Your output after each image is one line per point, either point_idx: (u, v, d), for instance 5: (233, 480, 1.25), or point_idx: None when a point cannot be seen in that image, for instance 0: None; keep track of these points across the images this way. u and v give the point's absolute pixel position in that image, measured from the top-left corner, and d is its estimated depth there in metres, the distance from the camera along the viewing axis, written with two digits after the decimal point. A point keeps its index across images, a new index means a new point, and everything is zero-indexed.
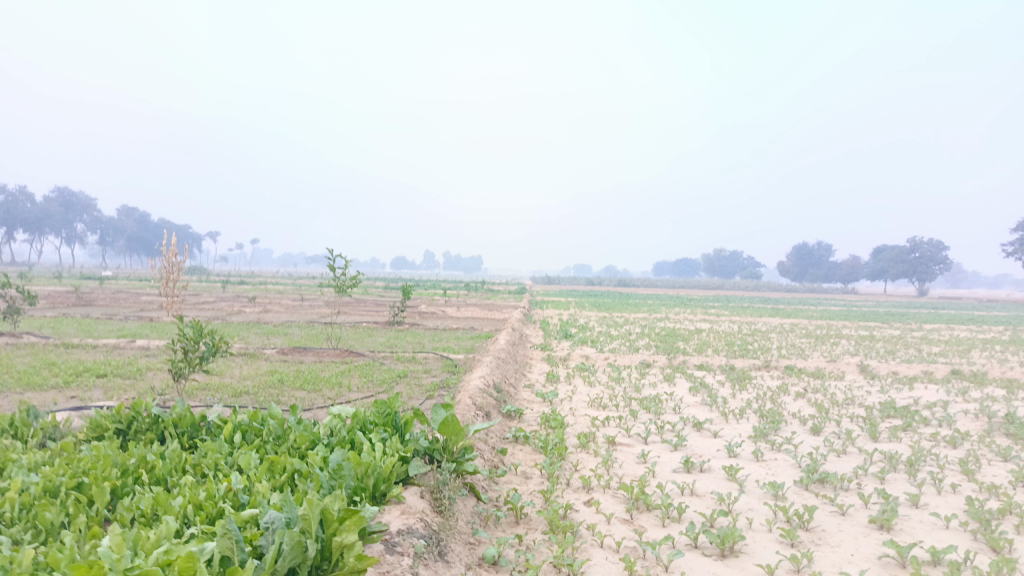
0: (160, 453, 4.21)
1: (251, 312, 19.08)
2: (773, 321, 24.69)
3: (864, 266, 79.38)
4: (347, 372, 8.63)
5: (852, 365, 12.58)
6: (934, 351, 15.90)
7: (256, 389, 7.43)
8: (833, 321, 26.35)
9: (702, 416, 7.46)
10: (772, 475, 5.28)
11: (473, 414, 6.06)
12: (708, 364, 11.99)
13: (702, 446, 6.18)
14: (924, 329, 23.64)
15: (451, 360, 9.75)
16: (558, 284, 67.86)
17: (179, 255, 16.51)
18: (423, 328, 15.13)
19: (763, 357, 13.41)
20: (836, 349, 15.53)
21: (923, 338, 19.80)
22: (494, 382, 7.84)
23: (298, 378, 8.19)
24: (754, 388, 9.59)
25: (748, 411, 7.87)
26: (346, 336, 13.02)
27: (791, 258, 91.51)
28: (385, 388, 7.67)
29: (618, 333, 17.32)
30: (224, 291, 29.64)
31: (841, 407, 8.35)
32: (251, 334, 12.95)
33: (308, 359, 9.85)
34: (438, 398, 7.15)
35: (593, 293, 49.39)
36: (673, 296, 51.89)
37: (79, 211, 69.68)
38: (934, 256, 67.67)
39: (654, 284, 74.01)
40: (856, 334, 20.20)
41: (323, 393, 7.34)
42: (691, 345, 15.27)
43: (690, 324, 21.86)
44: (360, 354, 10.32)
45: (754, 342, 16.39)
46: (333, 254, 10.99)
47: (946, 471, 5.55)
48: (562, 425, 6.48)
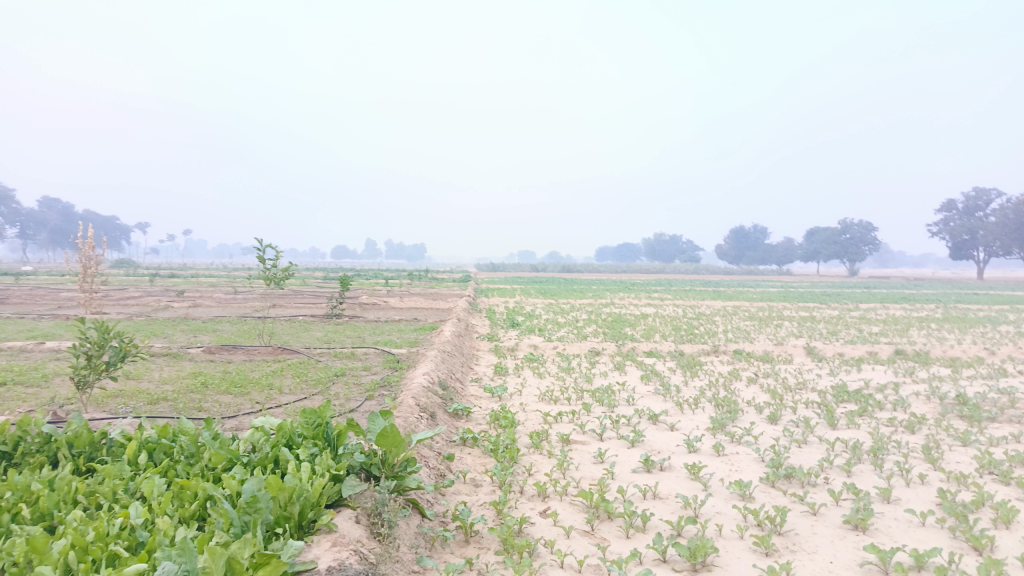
0: (48, 480, 3.60)
1: (179, 307, 18.02)
2: (716, 304, 24.85)
3: (798, 248, 81.45)
4: (279, 372, 8.00)
5: (799, 347, 12.53)
6: (874, 331, 16.09)
7: (175, 395, 6.75)
8: (773, 303, 26.72)
9: (656, 407, 7.14)
10: (737, 472, 4.98)
11: (415, 418, 5.58)
12: (657, 351, 11.74)
13: (661, 441, 5.85)
14: (861, 309, 24.15)
15: (392, 355, 9.20)
16: (501, 271, 67.38)
17: (96, 248, 15.40)
18: (364, 321, 14.48)
19: (711, 341, 13.27)
20: (781, 331, 15.53)
21: (861, 317, 20.09)
22: (440, 379, 7.37)
23: (224, 380, 7.53)
24: (706, 375, 9.35)
25: (704, 401, 7.59)
26: (280, 332, 12.28)
27: (729, 241, 93.22)
28: (320, 388, 7.09)
29: (564, 320, 17.03)
30: (151, 285, 28.13)
31: (795, 393, 8.16)
32: (176, 332, 12.09)
33: (238, 358, 9.16)
34: (377, 399, 6.61)
35: (537, 280, 48.99)
36: (617, 280, 52.02)
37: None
38: (864, 237, 69.83)
39: (597, 268, 74.32)
40: (797, 315, 20.38)
41: (252, 396, 6.73)
42: (638, 331, 15.05)
43: (636, 308, 21.71)
44: (295, 351, 9.68)
45: (701, 327, 16.28)
46: (262, 244, 10.27)
47: (911, 460, 5.35)
48: (512, 423, 6.05)
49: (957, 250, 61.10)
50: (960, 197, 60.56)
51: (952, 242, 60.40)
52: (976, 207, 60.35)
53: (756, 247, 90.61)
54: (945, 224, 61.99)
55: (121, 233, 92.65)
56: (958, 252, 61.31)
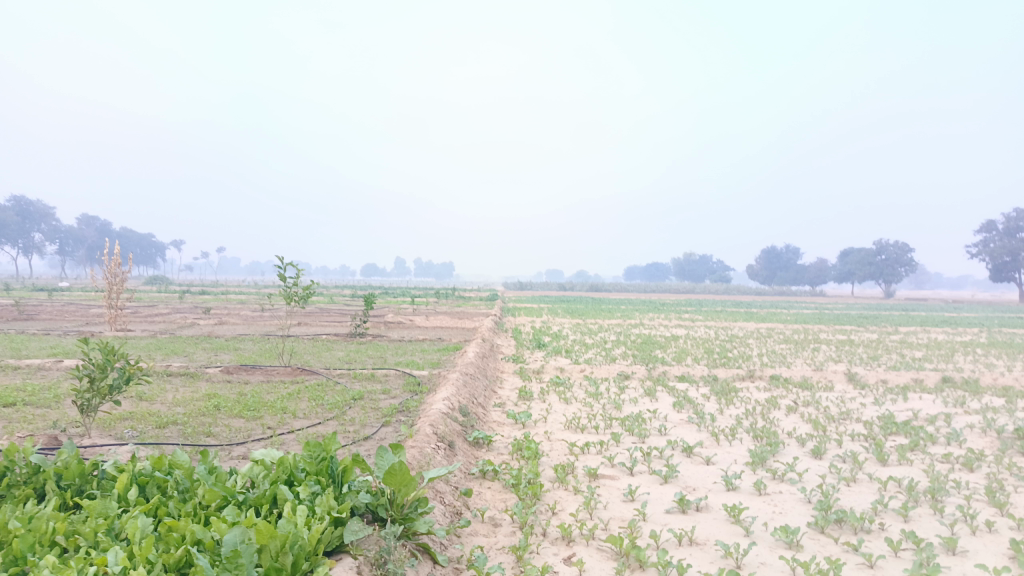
0: (29, 516, 3.31)
1: (203, 324, 17.94)
2: (749, 326, 24.20)
3: (831, 269, 79.91)
4: (295, 395, 7.71)
5: (839, 373, 11.94)
6: (916, 356, 15.38)
7: (185, 418, 6.48)
8: (807, 325, 25.96)
9: (690, 438, 6.69)
10: (781, 515, 4.54)
11: (432, 448, 5.23)
12: (689, 375, 11.25)
13: (696, 477, 5.42)
14: (900, 332, 23.30)
15: (413, 378, 8.88)
16: (529, 291, 67.06)
17: (123, 265, 15.41)
18: (387, 341, 14.22)
19: (745, 366, 12.75)
20: (818, 356, 14.90)
21: (902, 342, 19.33)
22: (460, 404, 7.01)
23: (237, 403, 7.25)
24: (743, 403, 8.85)
25: (741, 432, 7.13)
26: (301, 351, 12.04)
27: (760, 261, 91.84)
28: (335, 413, 6.78)
29: (592, 342, 16.59)
30: (180, 302, 28.28)
31: (839, 424, 7.65)
32: (197, 351, 11.91)
33: (255, 379, 8.89)
34: (394, 426, 6.27)
35: (564, 300, 48.59)
36: (646, 301, 51.35)
37: (36, 221, 67.20)
38: (899, 259, 68.24)
39: (626, 288, 73.62)
40: (834, 339, 19.68)
41: (264, 421, 6.44)
42: (669, 354, 14.57)
43: (665, 330, 21.17)
44: (314, 372, 9.42)
45: (734, 350, 15.72)
46: (282, 261, 10.06)
47: (975, 504, 4.85)
48: (536, 455, 5.66)
49: (997, 272, 59.32)
50: (1000, 217, 58.95)
51: (993, 264, 58.64)
52: (1017, 228, 58.68)
53: (788, 268, 89.15)
54: (985, 246, 60.35)
55: (156, 250, 94.35)
56: (998, 274, 59.53)
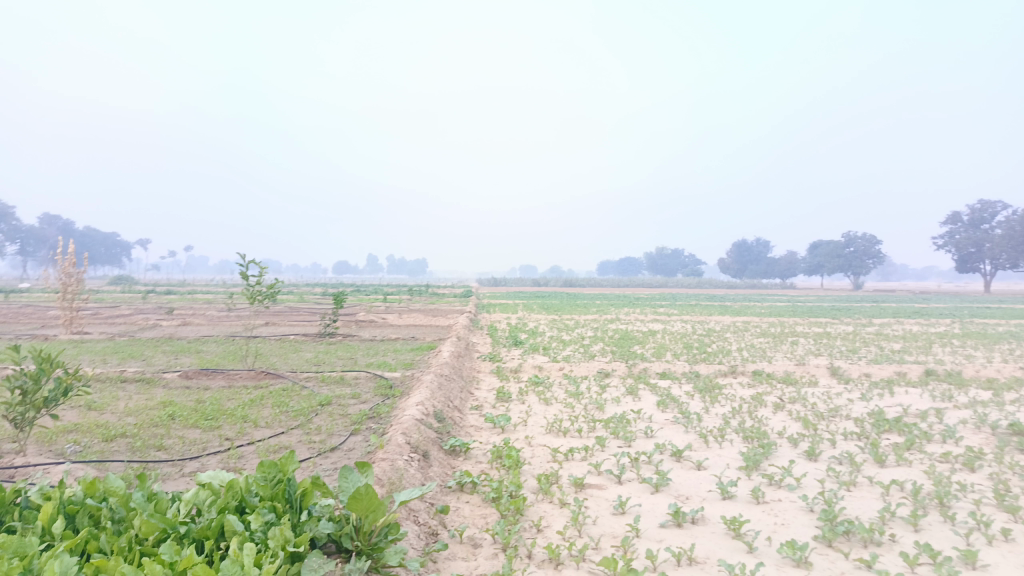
0: None
1: (167, 325, 17.26)
2: (725, 319, 24.06)
3: (801, 261, 80.61)
4: (258, 402, 7.22)
5: (821, 367, 11.72)
6: (895, 348, 15.25)
7: (135, 430, 5.96)
8: (783, 318, 25.90)
9: (678, 440, 6.35)
10: (784, 527, 4.21)
11: (404, 460, 4.80)
12: (671, 372, 10.94)
13: (689, 484, 5.07)
14: (875, 324, 23.29)
15: (385, 381, 8.43)
16: (503, 286, 66.65)
17: (77, 264, 14.72)
18: (358, 340, 13.73)
19: (727, 361, 12.48)
20: (798, 349, 14.69)
21: (878, 334, 19.26)
22: (435, 409, 6.59)
23: (195, 412, 6.75)
24: (728, 401, 8.54)
25: (730, 432, 6.80)
26: (267, 353, 11.49)
27: (732, 255, 92.40)
28: (300, 420, 6.31)
29: (569, 338, 16.22)
30: (144, 302, 27.37)
31: (829, 423, 7.37)
32: (156, 354, 11.32)
33: (216, 384, 8.37)
34: (364, 434, 5.83)
35: (539, 295, 48.30)
36: (621, 295, 51.21)
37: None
38: (867, 251, 68.99)
39: (601, 283, 73.62)
40: (812, 332, 19.55)
41: (223, 431, 5.96)
42: (648, 350, 14.27)
43: (643, 325, 20.92)
44: (279, 376, 8.92)
45: (713, 344, 15.47)
46: (245, 259, 9.53)
47: (986, 509, 4.57)
48: (517, 463, 5.26)
49: (963, 263, 60.19)
50: (966, 209, 59.86)
51: (959, 255, 59.46)
52: (982, 219, 59.64)
53: (760, 261, 89.88)
54: (950, 237, 61.26)
55: (122, 249, 92.23)
56: (964, 265, 60.43)
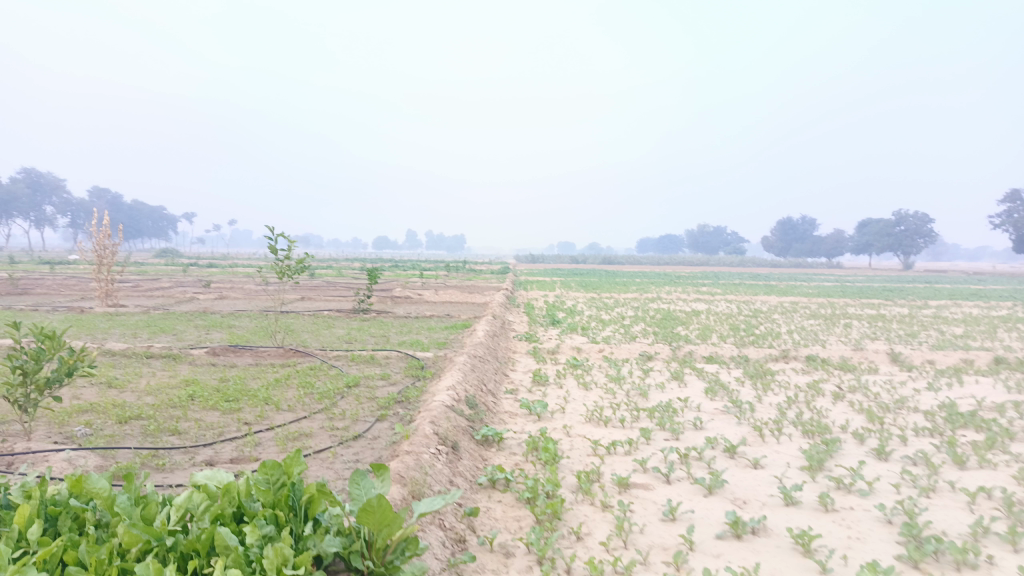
0: None
1: (203, 298, 17.22)
2: (772, 300, 23.18)
3: (848, 240, 78.21)
4: (283, 382, 6.88)
5: (880, 352, 10.98)
6: (957, 333, 14.34)
7: (151, 411, 5.65)
8: (833, 299, 24.87)
9: (731, 434, 5.82)
10: (860, 544, 3.68)
11: (430, 454, 4.38)
12: (717, 356, 10.35)
13: (746, 486, 4.54)
14: (931, 306, 22.18)
15: (417, 361, 8.04)
16: (541, 263, 66.15)
17: (112, 237, 14.68)
18: (392, 317, 13.41)
19: (777, 344, 11.83)
20: (852, 333, 13.92)
21: (936, 317, 18.23)
22: (467, 394, 6.16)
23: (217, 392, 6.43)
24: (782, 390, 7.94)
25: (787, 426, 6.25)
26: (298, 329, 11.21)
27: (775, 233, 90.07)
28: (324, 404, 5.93)
29: (609, 318, 15.67)
30: (184, 275, 27.55)
31: (895, 417, 6.74)
32: (187, 328, 11.12)
33: (242, 362, 8.08)
34: (390, 421, 5.44)
35: (577, 272, 47.71)
36: (662, 273, 50.22)
37: (48, 193, 66.58)
38: (918, 230, 66.51)
39: (640, 261, 72.51)
40: (865, 314, 18.62)
41: (242, 414, 5.62)
42: (693, 331, 13.66)
43: (685, 305, 20.25)
44: (308, 354, 8.59)
45: (761, 326, 14.77)
46: (273, 232, 9.18)
47: None
48: (554, 458, 4.80)
49: (1020, 243, 57.61)
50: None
51: (1017, 235, 56.87)
52: None
53: (805, 239, 87.55)
54: (1009, 216, 58.57)
55: (167, 222, 94.03)
56: (1022, 246, 57.77)
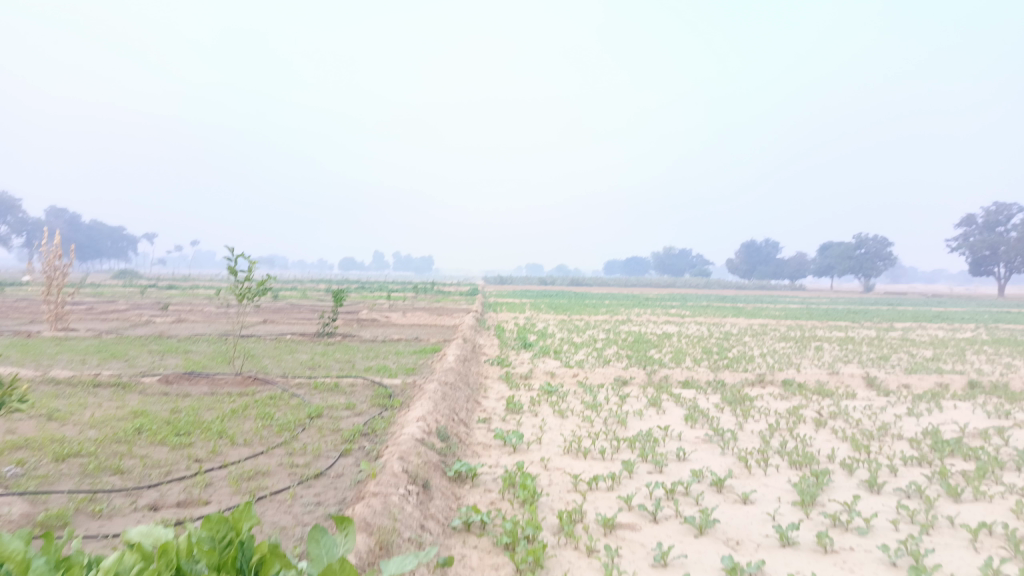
0: None
1: (160, 322, 16.52)
2: (741, 322, 23.16)
3: (811, 263, 79.52)
4: (241, 413, 6.44)
5: (856, 376, 10.86)
6: (927, 356, 14.34)
7: (93, 447, 5.17)
8: (801, 321, 24.95)
9: (717, 467, 5.54)
10: None
11: (399, 495, 4.02)
12: (694, 380, 10.11)
13: (738, 526, 4.26)
14: (898, 328, 22.34)
15: (384, 389, 7.64)
16: (509, 284, 65.95)
17: (63, 257, 14.04)
18: (358, 341, 12.96)
19: (752, 368, 11.65)
20: (825, 356, 13.82)
21: (904, 339, 18.30)
22: (438, 425, 5.80)
23: (167, 425, 5.95)
24: (763, 417, 7.71)
25: (773, 456, 6.00)
26: (259, 355, 10.70)
27: (740, 255, 91.18)
28: (284, 437, 5.52)
29: (581, 341, 15.40)
30: (142, 297, 26.64)
31: (880, 445, 6.54)
32: (141, 354, 10.55)
33: (197, 390, 7.59)
34: (355, 457, 5.05)
35: (546, 294, 47.55)
36: (631, 296, 50.24)
37: (2, 212, 64.58)
38: (879, 253, 67.85)
39: (607, 283, 72.73)
40: (834, 336, 18.62)
41: (194, 451, 5.16)
42: (666, 355, 13.43)
43: (657, 327, 20.08)
44: (269, 382, 8.13)
45: (733, 349, 14.62)
46: (233, 252, 8.73)
47: None
48: (533, 496, 4.47)
49: (976, 266, 59.05)
50: (981, 211, 58.71)
51: (972, 258, 58.31)
52: (997, 221, 58.48)
53: (769, 262, 88.81)
54: (965, 239, 60.08)
55: (127, 242, 91.85)
56: (978, 269, 59.22)
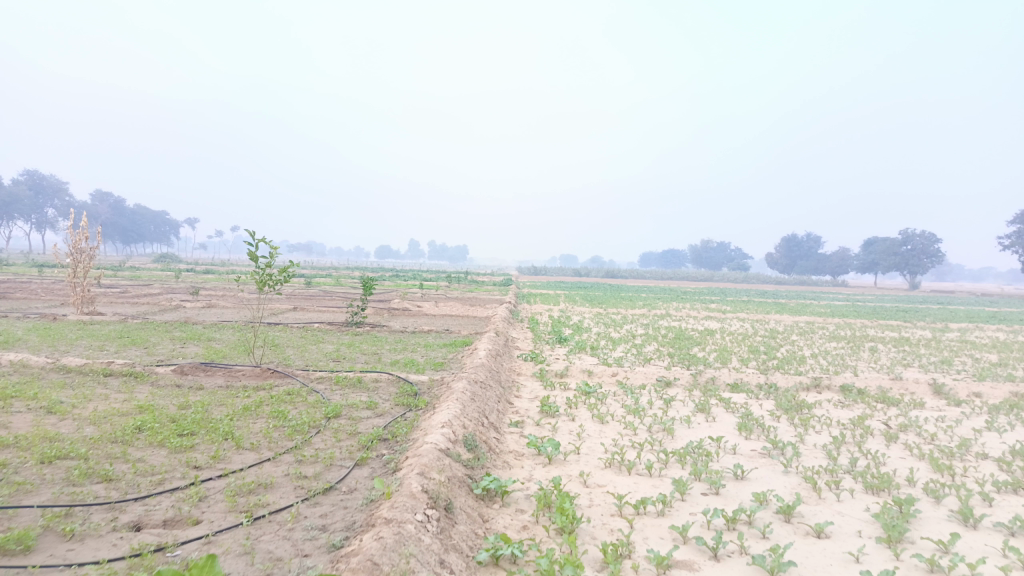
0: None
1: (189, 307, 16.21)
2: (786, 319, 22.16)
3: (854, 259, 77.23)
4: (253, 410, 5.92)
5: (921, 382, 9.98)
6: (993, 361, 13.32)
7: (84, 448, 4.67)
8: (849, 319, 23.80)
9: (782, 489, 4.85)
10: None
11: (416, 523, 3.42)
12: (743, 383, 9.36)
13: (816, 570, 3.57)
14: (954, 329, 21.09)
15: (409, 387, 7.08)
16: (542, 275, 65.33)
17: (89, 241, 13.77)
18: (386, 332, 12.45)
19: (804, 371, 10.84)
20: (881, 358, 12.92)
21: (963, 342, 17.17)
22: (466, 432, 5.20)
23: (171, 423, 5.45)
24: (824, 428, 6.95)
25: (843, 476, 5.28)
26: (282, 345, 10.22)
27: (780, 249, 89.05)
28: (295, 441, 4.97)
29: (619, 336, 14.68)
30: (177, 281, 26.61)
31: (965, 466, 5.76)
32: (161, 341, 10.14)
33: (211, 383, 7.13)
34: (371, 468, 4.48)
35: (580, 286, 46.84)
36: (666, 288, 49.25)
37: (50, 195, 65.92)
38: (926, 249, 65.45)
39: (642, 275, 71.56)
40: (887, 337, 17.57)
41: (193, 456, 4.62)
42: (710, 353, 12.67)
43: (698, 323, 19.25)
44: (288, 375, 7.63)
45: (781, 349, 13.77)
46: (252, 237, 8.21)
47: None
48: (573, 523, 3.85)
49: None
50: None
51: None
52: None
53: (810, 256, 86.55)
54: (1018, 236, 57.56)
55: (169, 227, 93.34)
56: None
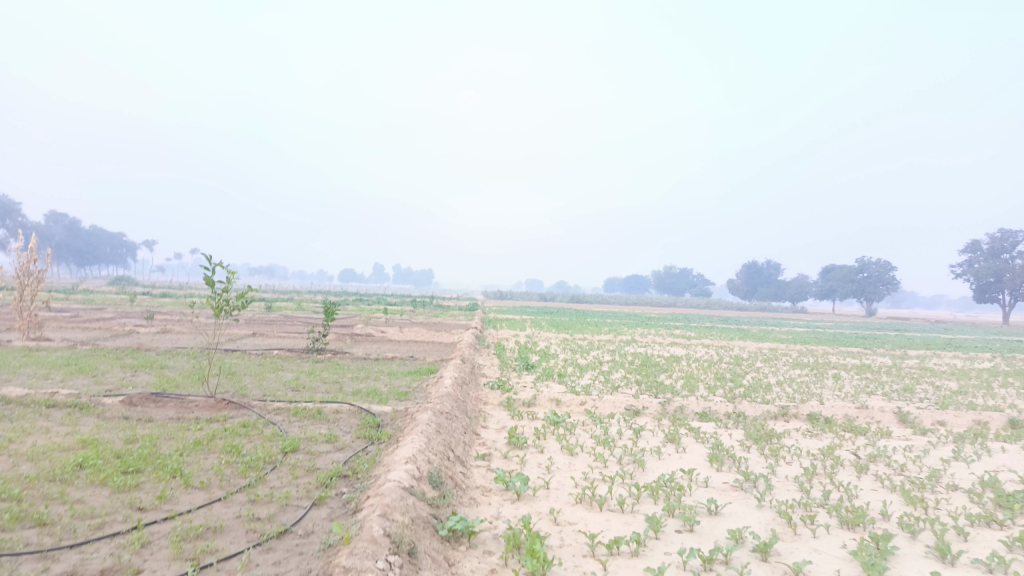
0: None
1: (143, 332, 15.65)
2: (750, 346, 22.30)
3: (813, 285, 78.73)
4: (206, 445, 5.61)
5: (886, 411, 10.01)
6: (953, 388, 13.48)
7: (18, 489, 4.33)
8: (811, 346, 24.06)
9: (757, 526, 4.72)
10: None
11: (377, 570, 3.19)
12: (711, 412, 9.27)
13: None
14: (913, 356, 21.41)
15: (372, 418, 6.82)
16: (508, 299, 65.22)
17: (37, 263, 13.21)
18: (348, 359, 12.13)
19: (771, 399, 10.81)
20: (845, 385, 12.98)
21: (923, 369, 17.40)
22: (431, 468, 4.98)
23: (115, 459, 5.11)
24: (795, 459, 6.87)
25: (818, 510, 5.17)
26: (239, 373, 9.84)
27: (741, 276, 90.44)
28: (249, 479, 4.69)
29: (586, 363, 14.54)
30: (131, 305, 25.79)
31: (937, 498, 5.70)
32: (111, 369, 9.69)
33: (162, 414, 6.78)
34: (330, 508, 4.23)
35: (545, 311, 46.78)
36: (631, 314, 49.48)
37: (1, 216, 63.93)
38: (882, 276, 67.02)
39: (606, 300, 71.89)
40: (849, 364, 17.72)
41: (137, 496, 4.31)
42: (677, 380, 12.59)
43: (664, 349, 19.23)
44: (245, 406, 7.30)
45: (747, 376, 13.76)
46: (209, 261, 7.90)
47: None
48: (544, 567, 3.65)
49: (981, 293, 58.08)
50: (985, 237, 57.94)
51: (977, 285, 57.47)
52: (1002, 248, 57.60)
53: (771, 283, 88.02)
54: (969, 265, 59.30)
55: (127, 249, 91.19)
56: (982, 295, 58.33)
